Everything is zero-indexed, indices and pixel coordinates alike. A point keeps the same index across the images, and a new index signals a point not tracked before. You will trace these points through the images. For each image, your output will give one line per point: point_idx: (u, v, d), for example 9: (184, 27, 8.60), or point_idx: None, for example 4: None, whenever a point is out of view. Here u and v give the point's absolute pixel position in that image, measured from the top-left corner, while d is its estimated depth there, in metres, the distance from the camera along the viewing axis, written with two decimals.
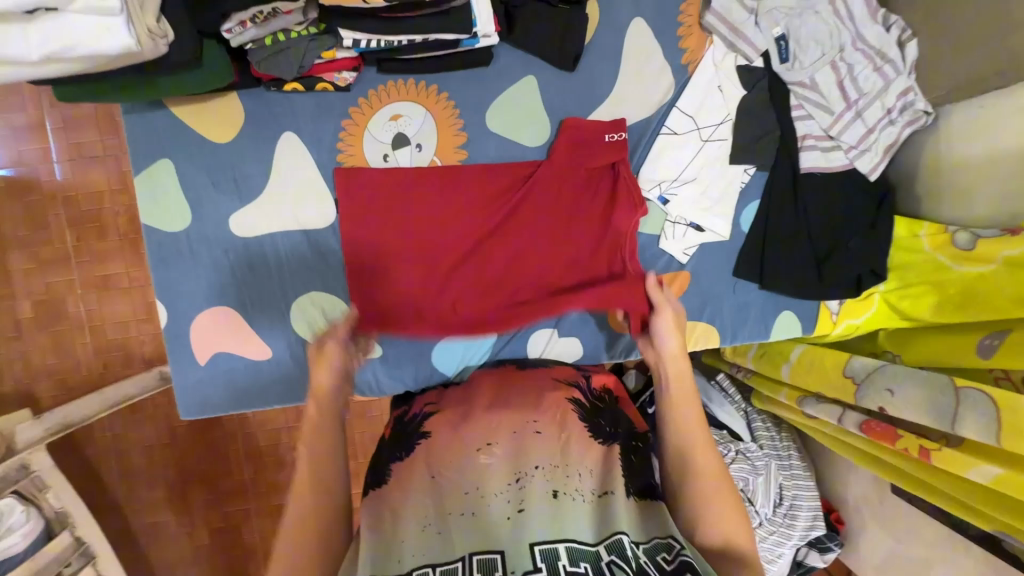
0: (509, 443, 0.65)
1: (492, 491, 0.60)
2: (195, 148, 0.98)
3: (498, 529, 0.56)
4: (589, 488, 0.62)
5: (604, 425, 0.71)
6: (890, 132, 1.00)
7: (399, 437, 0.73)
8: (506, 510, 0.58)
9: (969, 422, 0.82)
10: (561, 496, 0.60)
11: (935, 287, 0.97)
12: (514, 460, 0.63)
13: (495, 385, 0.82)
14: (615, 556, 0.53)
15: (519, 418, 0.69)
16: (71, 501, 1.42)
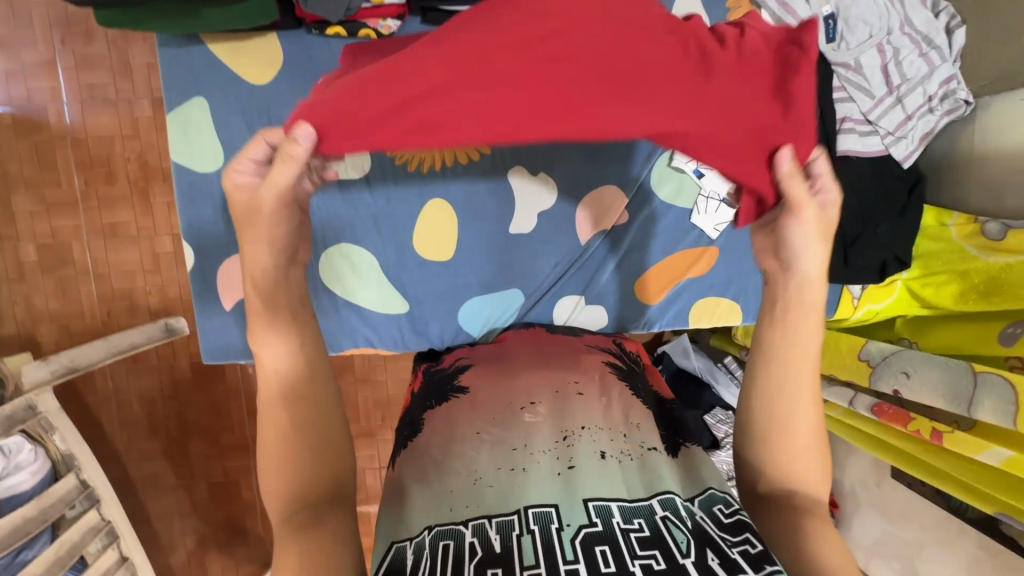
0: (552, 401, 0.67)
1: (539, 448, 0.61)
2: (230, 89, 0.96)
3: (551, 482, 0.57)
4: (634, 442, 0.63)
5: (640, 387, 0.74)
6: (928, 120, 1.01)
7: (434, 391, 0.74)
8: (556, 466, 0.59)
9: (986, 405, 0.84)
10: (608, 456, 0.61)
11: (959, 275, 0.98)
12: (558, 419, 0.65)
13: (528, 346, 0.82)
14: (669, 513, 0.54)
15: (561, 377, 0.70)
16: (77, 444, 1.41)
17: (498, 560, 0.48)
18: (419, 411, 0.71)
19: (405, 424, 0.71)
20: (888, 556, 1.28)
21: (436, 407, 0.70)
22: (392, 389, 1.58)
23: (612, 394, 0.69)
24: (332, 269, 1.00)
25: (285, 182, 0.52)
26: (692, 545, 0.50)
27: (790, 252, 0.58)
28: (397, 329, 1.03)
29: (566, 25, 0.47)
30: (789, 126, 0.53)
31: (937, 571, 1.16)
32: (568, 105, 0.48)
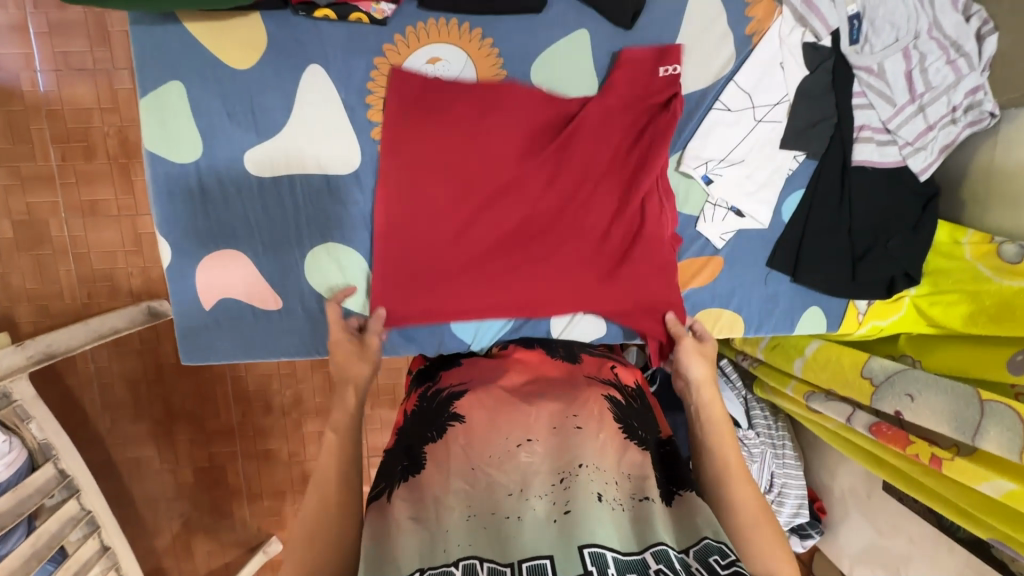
0: (549, 440, 0.64)
1: (535, 493, 0.58)
2: (209, 72, 0.88)
3: (546, 529, 0.55)
4: (624, 493, 0.61)
5: (637, 427, 0.70)
6: (949, 131, 0.96)
7: (431, 421, 0.70)
8: (551, 511, 0.56)
9: (991, 435, 0.82)
10: (605, 500, 0.58)
11: (971, 296, 0.95)
12: (556, 459, 0.62)
13: (529, 371, 0.79)
14: (663, 566, 0.52)
15: (559, 411, 0.67)
16: (54, 433, 1.37)
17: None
18: (420, 444, 0.67)
19: (401, 454, 0.67)
20: (874, 565, 1.30)
21: (438, 442, 0.66)
22: (382, 381, 1.54)
23: (611, 426, 0.66)
24: (317, 271, 0.96)
25: (378, 326, 0.91)
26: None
27: (683, 372, 0.87)
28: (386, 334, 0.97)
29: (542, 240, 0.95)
30: (667, 295, 0.95)
31: None
32: (525, 292, 0.95)
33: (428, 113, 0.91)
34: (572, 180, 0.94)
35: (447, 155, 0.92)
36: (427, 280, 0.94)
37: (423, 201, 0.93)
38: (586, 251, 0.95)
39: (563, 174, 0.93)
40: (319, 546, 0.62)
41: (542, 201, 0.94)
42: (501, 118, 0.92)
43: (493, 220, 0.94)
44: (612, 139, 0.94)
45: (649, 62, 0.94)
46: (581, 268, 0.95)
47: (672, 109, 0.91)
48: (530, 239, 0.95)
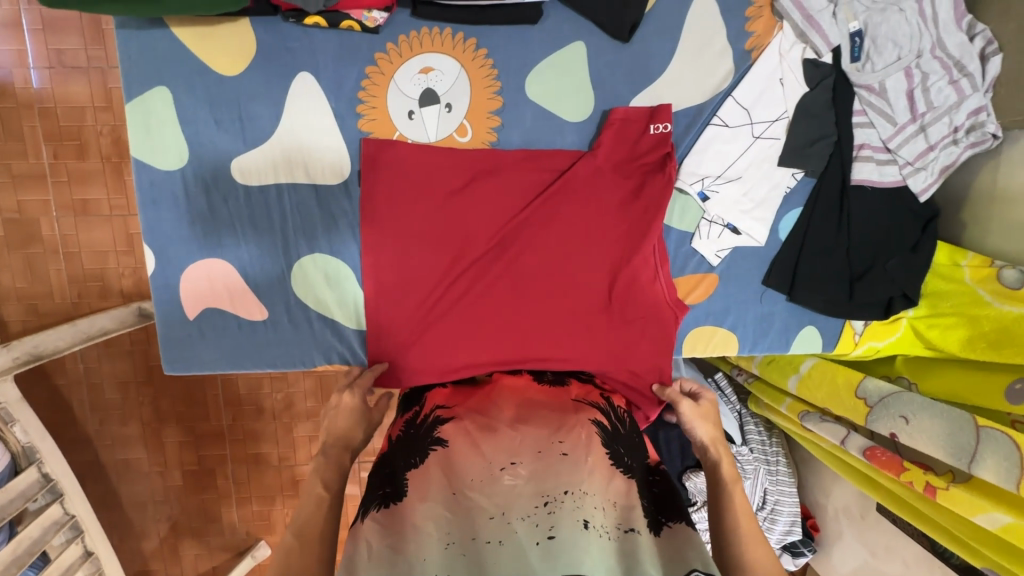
0: (533, 462, 0.61)
1: (517, 515, 0.55)
2: (197, 79, 0.87)
3: (529, 557, 0.52)
4: (612, 521, 0.58)
5: (623, 452, 0.68)
6: (951, 152, 0.93)
7: (413, 446, 0.67)
8: (535, 535, 0.54)
9: (987, 462, 0.80)
10: (591, 527, 0.56)
11: (969, 320, 0.93)
12: (540, 482, 0.58)
13: (518, 394, 0.77)
14: None
15: (544, 437, 0.65)
16: (39, 437, 1.35)
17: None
18: (402, 471, 0.64)
19: (381, 480, 0.64)
20: None
21: (418, 466, 0.63)
22: None
23: (598, 452, 0.64)
24: (304, 283, 0.94)
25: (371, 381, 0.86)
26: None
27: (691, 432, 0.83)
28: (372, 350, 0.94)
29: (525, 300, 0.90)
30: (655, 362, 0.91)
31: None
32: (510, 355, 0.88)
33: (415, 175, 0.91)
34: (562, 238, 0.91)
35: (433, 216, 0.91)
36: (406, 336, 0.92)
37: (409, 264, 0.92)
38: (570, 312, 0.90)
39: (550, 235, 0.91)
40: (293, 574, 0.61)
41: (526, 260, 0.91)
42: (488, 178, 0.92)
43: (473, 277, 0.91)
44: (604, 198, 0.92)
45: (639, 124, 0.93)
46: (566, 330, 0.89)
47: (667, 170, 0.90)
48: (513, 299, 0.90)
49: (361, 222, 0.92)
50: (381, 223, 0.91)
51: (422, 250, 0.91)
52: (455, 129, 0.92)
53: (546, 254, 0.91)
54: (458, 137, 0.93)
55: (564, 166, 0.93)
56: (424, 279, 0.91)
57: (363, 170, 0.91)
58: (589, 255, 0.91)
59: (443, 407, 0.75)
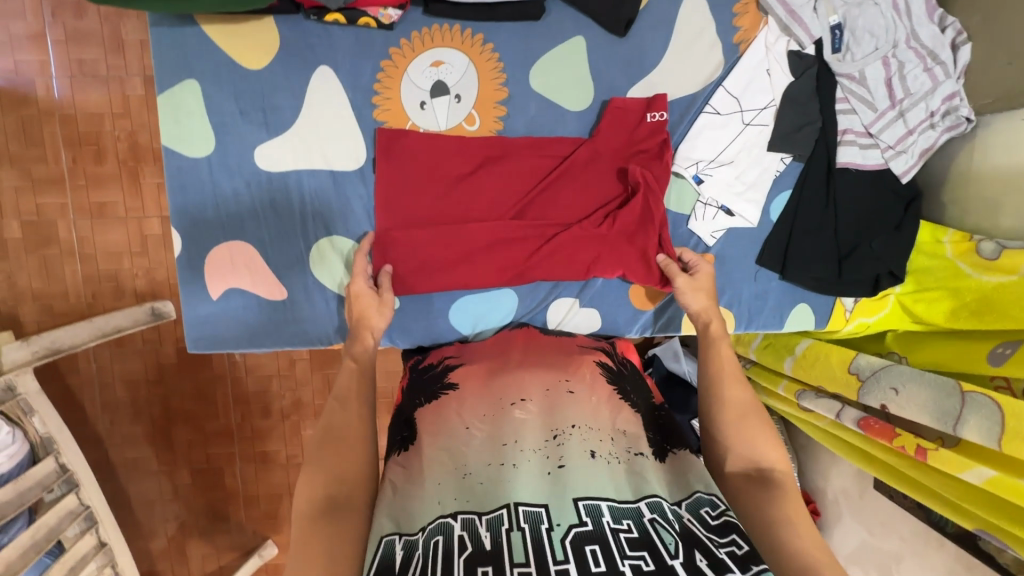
0: (542, 399, 0.73)
1: (529, 446, 0.67)
2: (223, 73, 0.93)
3: (538, 478, 0.63)
4: (621, 447, 0.69)
5: (630, 390, 0.80)
6: (929, 136, 1.00)
7: (423, 388, 0.81)
8: (546, 466, 0.65)
9: (971, 424, 0.85)
10: (598, 455, 0.66)
11: (952, 292, 0.99)
12: (548, 417, 0.71)
13: (524, 348, 0.88)
14: (656, 515, 0.60)
15: (551, 377, 0.77)
16: (56, 428, 1.37)
17: (488, 558, 0.54)
18: (410, 410, 0.78)
19: (404, 423, 0.77)
20: (866, 567, 1.29)
21: (427, 405, 0.77)
22: (380, 383, 1.50)
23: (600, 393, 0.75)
24: (321, 263, 0.99)
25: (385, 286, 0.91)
26: (680, 547, 0.56)
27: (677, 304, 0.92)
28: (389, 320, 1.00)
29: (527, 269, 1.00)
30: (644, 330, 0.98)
31: None
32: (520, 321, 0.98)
33: (428, 162, 0.98)
34: (563, 219, 1.00)
35: (447, 198, 0.99)
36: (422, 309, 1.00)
37: (424, 244, 0.98)
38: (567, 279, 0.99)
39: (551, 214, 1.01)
40: (339, 444, 0.69)
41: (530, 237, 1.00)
42: (494, 163, 0.99)
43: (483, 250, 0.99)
44: (601, 182, 1.00)
45: (636, 113, 0.99)
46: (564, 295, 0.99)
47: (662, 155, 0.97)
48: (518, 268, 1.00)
49: (376, 205, 0.98)
50: (398, 207, 0.98)
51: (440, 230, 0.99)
52: (464, 117, 0.98)
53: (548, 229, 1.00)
54: (467, 126, 0.99)
55: (567, 152, 1.00)
56: (439, 254, 0.98)
57: (377, 157, 0.97)
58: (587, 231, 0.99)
59: (449, 357, 0.87)
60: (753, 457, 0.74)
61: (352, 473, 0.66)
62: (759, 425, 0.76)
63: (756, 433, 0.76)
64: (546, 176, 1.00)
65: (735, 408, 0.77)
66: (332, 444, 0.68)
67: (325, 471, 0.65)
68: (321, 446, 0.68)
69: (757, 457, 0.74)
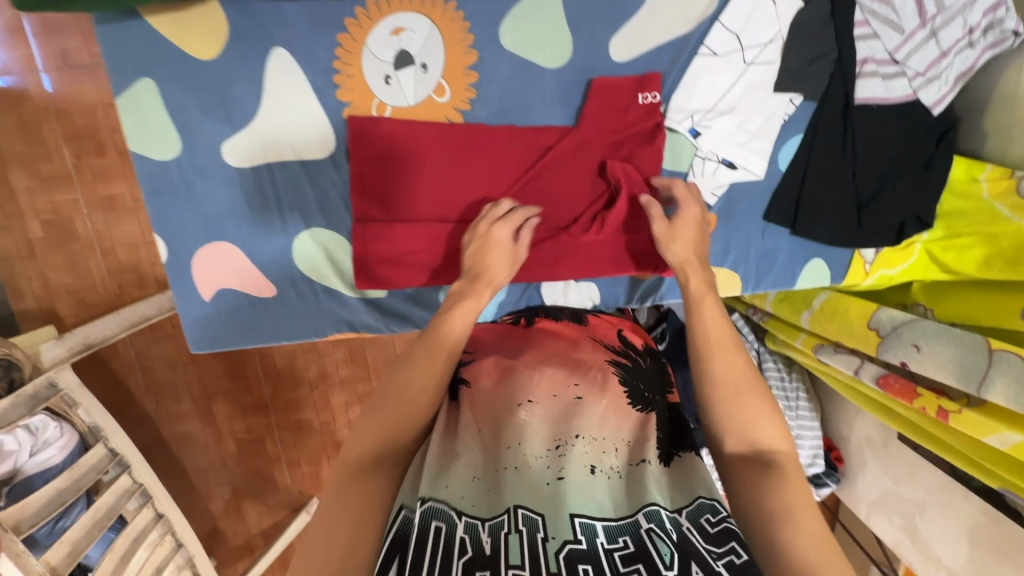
0: (549, 405, 0.73)
1: (531, 452, 0.66)
2: (177, 67, 0.88)
3: (538, 486, 0.62)
4: (623, 460, 0.69)
5: (643, 390, 0.81)
6: (967, 56, 0.86)
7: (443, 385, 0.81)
8: (547, 475, 0.63)
9: (997, 386, 0.80)
10: (598, 471, 0.65)
11: (986, 239, 0.88)
12: (555, 424, 0.70)
13: (534, 342, 0.88)
14: (654, 526, 0.58)
15: (560, 382, 0.77)
16: (101, 417, 1.46)
17: (486, 563, 0.53)
18: None
19: None
20: (891, 514, 1.30)
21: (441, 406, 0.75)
22: None
23: (612, 392, 0.77)
24: (307, 258, 0.98)
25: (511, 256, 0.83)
26: (676, 558, 0.55)
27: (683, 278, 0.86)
28: (390, 306, 1.01)
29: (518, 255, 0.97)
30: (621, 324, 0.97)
31: (937, 530, 1.16)
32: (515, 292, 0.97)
33: (404, 144, 0.93)
34: (551, 204, 0.95)
35: (430, 184, 0.95)
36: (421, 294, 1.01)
37: (417, 232, 0.96)
38: (561, 263, 0.97)
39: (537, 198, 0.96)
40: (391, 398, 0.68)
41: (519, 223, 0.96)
42: (474, 147, 0.94)
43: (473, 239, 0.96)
44: (590, 172, 0.94)
45: (626, 92, 0.90)
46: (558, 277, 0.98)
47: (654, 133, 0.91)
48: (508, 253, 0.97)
49: (352, 193, 0.95)
50: (376, 194, 0.95)
51: (425, 219, 0.96)
52: (432, 89, 0.91)
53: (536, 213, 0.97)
54: (437, 98, 0.92)
55: (552, 142, 0.93)
56: (431, 242, 0.96)
57: (349, 143, 0.92)
58: (578, 212, 0.96)
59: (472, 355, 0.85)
60: (753, 444, 0.71)
61: (405, 436, 0.67)
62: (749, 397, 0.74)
63: (750, 416, 0.72)
64: (532, 167, 0.94)
65: (733, 390, 0.74)
66: (388, 400, 0.68)
67: (380, 428, 0.66)
68: (380, 400, 0.68)
69: (752, 442, 0.71)
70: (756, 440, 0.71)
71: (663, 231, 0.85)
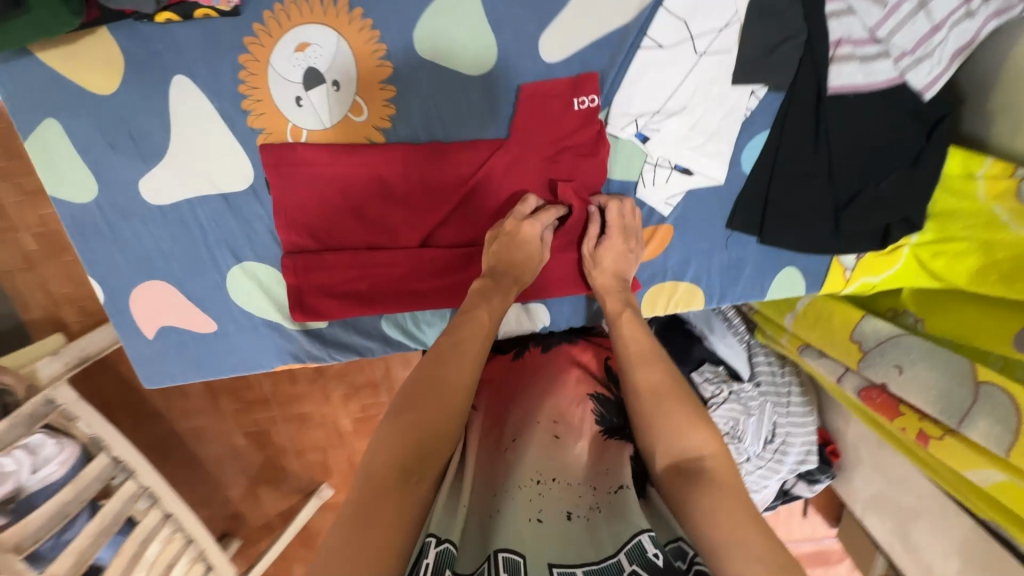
0: (539, 447, 0.77)
1: (517, 490, 0.69)
2: (79, 104, 0.83)
3: (523, 523, 0.64)
4: (601, 492, 0.71)
5: (619, 421, 0.85)
6: (965, 29, 0.72)
7: None
8: (529, 516, 0.66)
9: (978, 425, 0.72)
10: (573, 517, 0.67)
11: (982, 247, 0.76)
12: (539, 465, 0.74)
13: (518, 377, 0.95)
14: (637, 567, 0.57)
15: (543, 420, 0.83)
16: (101, 427, 1.46)
17: None
18: None
19: None
20: (884, 515, 1.25)
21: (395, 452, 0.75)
22: None
23: (590, 435, 0.80)
24: (244, 292, 0.94)
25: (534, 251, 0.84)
26: None
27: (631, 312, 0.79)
28: (332, 335, 0.98)
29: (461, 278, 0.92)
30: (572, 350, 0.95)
31: (929, 538, 1.10)
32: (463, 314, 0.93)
33: (325, 170, 0.86)
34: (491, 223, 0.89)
35: (358, 208, 0.89)
36: (363, 322, 0.97)
37: (351, 260, 0.91)
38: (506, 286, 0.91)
39: (475, 217, 0.89)
40: (425, 402, 0.67)
41: (459, 245, 0.91)
42: (401, 168, 0.86)
43: (410, 264, 0.91)
44: (528, 188, 0.86)
45: (561, 98, 0.81)
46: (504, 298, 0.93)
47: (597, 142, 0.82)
48: (449, 276, 0.92)
49: (276, 222, 0.89)
50: (303, 224, 0.89)
51: (360, 246, 0.91)
52: (349, 108, 0.83)
53: (476, 234, 0.90)
54: (354, 117, 0.84)
55: (483, 158, 0.85)
56: (366, 270, 0.91)
57: (266, 173, 0.86)
58: None
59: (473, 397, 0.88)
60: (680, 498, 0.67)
61: (437, 447, 0.66)
62: (670, 401, 0.72)
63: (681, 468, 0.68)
64: (463, 185, 0.87)
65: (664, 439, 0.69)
66: (422, 402, 0.67)
67: (412, 432, 0.64)
68: (409, 404, 0.66)
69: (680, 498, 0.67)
70: (671, 471, 0.68)
71: (588, 254, 0.86)
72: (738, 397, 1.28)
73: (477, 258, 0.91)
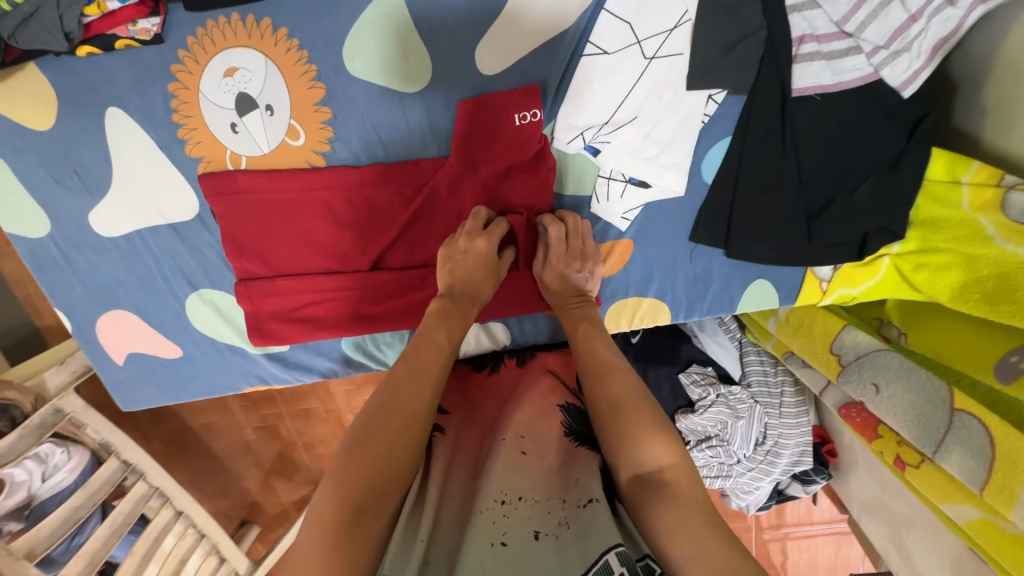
0: (510, 457, 0.67)
1: (480, 509, 0.60)
2: (18, 140, 0.82)
3: (482, 551, 0.55)
4: (571, 506, 0.63)
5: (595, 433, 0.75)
6: (948, 17, 0.64)
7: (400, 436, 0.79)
8: (493, 537, 0.57)
9: (953, 457, 0.67)
10: (541, 536, 0.60)
11: (965, 262, 0.69)
12: (507, 475, 0.64)
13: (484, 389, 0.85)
14: None
15: (510, 426, 0.72)
16: (111, 432, 1.23)
17: None
18: None
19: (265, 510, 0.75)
20: (879, 521, 1.17)
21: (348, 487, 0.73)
22: None
23: (555, 446, 0.72)
24: (202, 318, 0.94)
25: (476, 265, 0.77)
26: None
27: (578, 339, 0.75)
28: (294, 357, 0.97)
29: (415, 300, 0.89)
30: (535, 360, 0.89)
31: (922, 548, 1.04)
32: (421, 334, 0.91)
33: (268, 195, 0.84)
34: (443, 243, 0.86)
35: (306, 233, 0.87)
36: (323, 344, 0.96)
37: (302, 284, 0.89)
38: None
39: (426, 238, 0.86)
40: (385, 429, 0.58)
41: (411, 267, 0.88)
42: (342, 193, 0.83)
43: (363, 289, 0.89)
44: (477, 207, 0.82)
45: (500, 114, 0.75)
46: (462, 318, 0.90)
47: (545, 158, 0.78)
48: (403, 299, 0.89)
49: (226, 250, 0.88)
50: (253, 251, 0.87)
51: (313, 270, 0.89)
52: (284, 133, 0.80)
53: (429, 254, 0.88)
54: (291, 142, 0.81)
55: (428, 177, 0.82)
56: (320, 294, 0.90)
57: (209, 203, 0.85)
58: None
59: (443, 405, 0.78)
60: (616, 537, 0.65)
61: (395, 478, 0.57)
62: (630, 411, 0.64)
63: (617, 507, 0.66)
64: (409, 205, 0.83)
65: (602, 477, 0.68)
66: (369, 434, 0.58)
67: (368, 465, 0.56)
68: (366, 431, 0.58)
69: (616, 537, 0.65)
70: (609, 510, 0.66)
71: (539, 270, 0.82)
72: (727, 399, 1.19)
73: (431, 278, 0.88)
